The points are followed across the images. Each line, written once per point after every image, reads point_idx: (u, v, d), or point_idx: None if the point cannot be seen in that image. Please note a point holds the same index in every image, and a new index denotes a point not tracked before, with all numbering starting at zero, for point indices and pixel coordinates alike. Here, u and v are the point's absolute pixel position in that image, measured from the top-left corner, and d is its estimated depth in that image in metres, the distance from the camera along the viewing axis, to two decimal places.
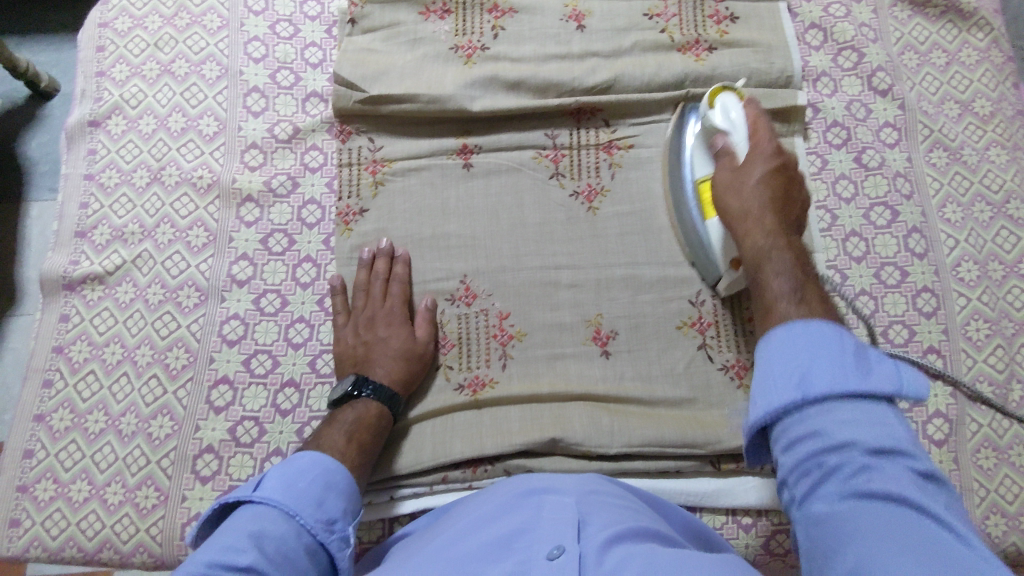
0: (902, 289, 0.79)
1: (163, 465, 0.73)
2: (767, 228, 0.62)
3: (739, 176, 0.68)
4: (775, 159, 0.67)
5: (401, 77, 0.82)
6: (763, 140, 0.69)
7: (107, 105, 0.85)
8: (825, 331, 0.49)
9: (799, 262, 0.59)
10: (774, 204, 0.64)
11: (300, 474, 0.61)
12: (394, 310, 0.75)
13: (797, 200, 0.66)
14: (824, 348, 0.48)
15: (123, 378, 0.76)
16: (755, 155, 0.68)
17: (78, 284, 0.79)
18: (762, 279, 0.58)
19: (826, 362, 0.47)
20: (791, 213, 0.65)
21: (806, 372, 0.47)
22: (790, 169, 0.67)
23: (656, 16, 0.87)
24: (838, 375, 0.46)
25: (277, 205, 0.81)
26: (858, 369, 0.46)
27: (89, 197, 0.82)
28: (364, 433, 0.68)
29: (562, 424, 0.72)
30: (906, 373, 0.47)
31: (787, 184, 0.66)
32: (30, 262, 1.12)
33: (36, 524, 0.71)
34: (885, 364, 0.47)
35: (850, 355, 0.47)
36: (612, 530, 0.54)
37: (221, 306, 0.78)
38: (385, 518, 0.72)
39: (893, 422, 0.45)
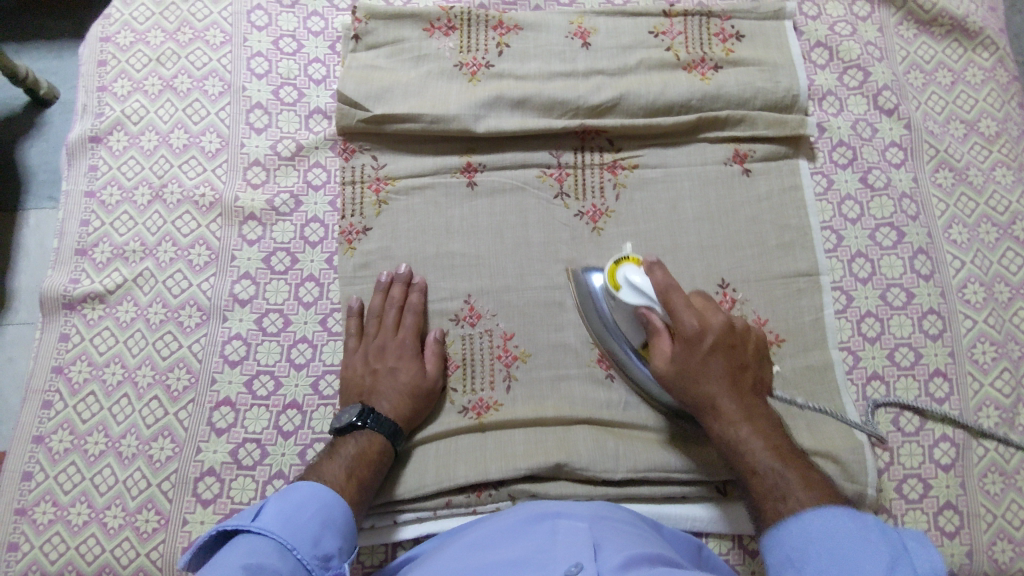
0: (908, 310, 0.79)
1: (163, 488, 0.72)
2: (729, 414, 0.64)
3: (678, 362, 0.65)
4: (706, 335, 0.65)
5: (405, 95, 0.81)
6: (684, 319, 0.65)
7: (108, 120, 0.84)
8: (836, 516, 0.51)
9: (772, 441, 0.62)
10: (727, 386, 0.65)
11: (297, 508, 0.60)
12: (405, 342, 0.74)
13: (743, 361, 0.66)
14: (833, 538, 0.50)
15: (124, 399, 0.75)
16: (682, 343, 0.65)
17: (78, 302, 0.78)
18: (742, 472, 0.61)
19: (839, 548, 0.49)
20: (747, 378, 0.66)
21: (818, 566, 0.49)
22: (729, 334, 0.66)
23: (662, 33, 0.87)
24: (845, 560, 0.48)
25: (280, 223, 0.81)
26: (870, 545, 0.48)
27: (89, 214, 0.81)
28: (366, 468, 0.67)
29: (567, 448, 0.72)
30: (921, 550, 0.47)
31: (730, 353, 0.66)
32: (24, 273, 1.11)
33: (35, 548, 0.70)
34: (894, 539, 0.48)
35: (862, 535, 0.49)
36: (626, 553, 0.54)
37: (223, 326, 0.77)
38: (388, 543, 0.71)
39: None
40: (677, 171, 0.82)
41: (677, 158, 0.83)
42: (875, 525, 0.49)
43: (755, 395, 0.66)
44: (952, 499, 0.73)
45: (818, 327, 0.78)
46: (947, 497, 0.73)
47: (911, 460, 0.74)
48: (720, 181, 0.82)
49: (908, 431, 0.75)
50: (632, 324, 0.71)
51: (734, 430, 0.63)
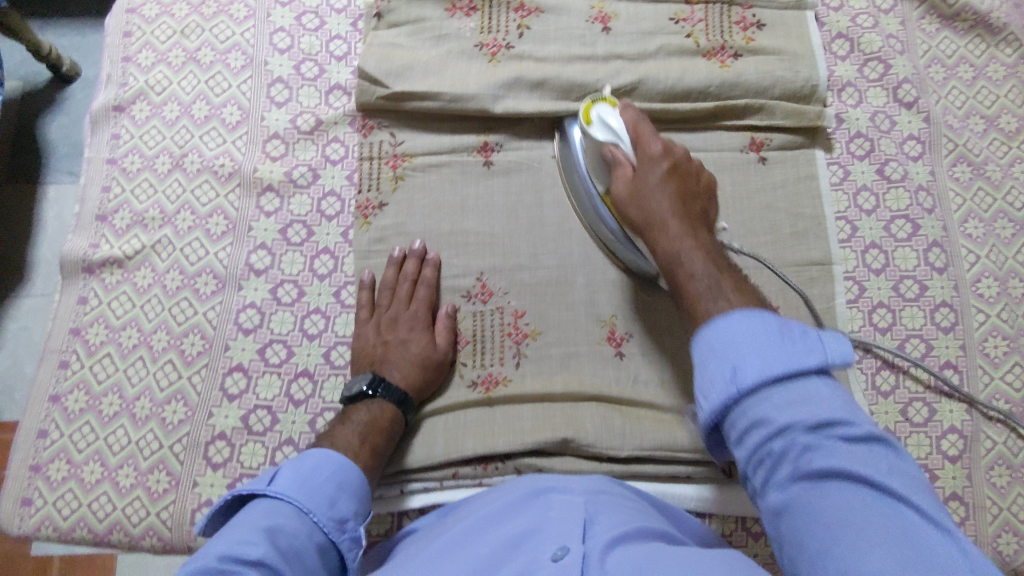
0: (920, 303, 0.79)
1: (175, 451, 0.73)
2: (676, 229, 0.65)
3: (637, 184, 0.68)
4: (665, 159, 0.68)
5: (425, 73, 0.82)
6: (650, 144, 0.70)
7: (132, 90, 0.85)
8: (756, 317, 0.50)
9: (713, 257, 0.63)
10: (676, 206, 0.66)
11: (314, 471, 0.60)
12: (417, 314, 0.75)
13: (696, 193, 0.68)
14: (754, 336, 0.49)
15: (138, 362, 0.76)
16: (645, 162, 0.69)
17: (97, 267, 0.79)
18: (680, 279, 0.62)
19: (760, 347, 0.49)
20: (694, 208, 0.67)
21: (738, 364, 0.49)
22: (682, 164, 0.69)
23: (683, 20, 0.87)
24: (768, 362, 0.48)
25: (298, 195, 0.82)
26: (790, 347, 0.48)
27: (111, 181, 0.82)
28: (379, 434, 0.68)
29: (574, 425, 0.72)
30: (830, 340, 0.49)
31: (682, 181, 0.68)
32: (42, 245, 1.13)
33: (48, 503, 0.72)
34: (808, 336, 0.49)
35: (781, 336, 0.49)
36: (619, 532, 0.53)
37: (238, 295, 0.78)
38: (394, 512, 0.72)
39: (827, 391, 0.47)
40: (693, 156, 0.83)
41: (694, 143, 0.83)
42: (791, 325, 0.50)
43: (701, 222, 0.67)
44: (958, 491, 0.73)
45: (829, 316, 0.78)
46: (953, 488, 0.73)
47: (918, 451, 0.74)
48: (736, 167, 0.82)
49: (916, 422, 0.75)
50: (599, 168, 0.75)
51: (677, 244, 0.64)
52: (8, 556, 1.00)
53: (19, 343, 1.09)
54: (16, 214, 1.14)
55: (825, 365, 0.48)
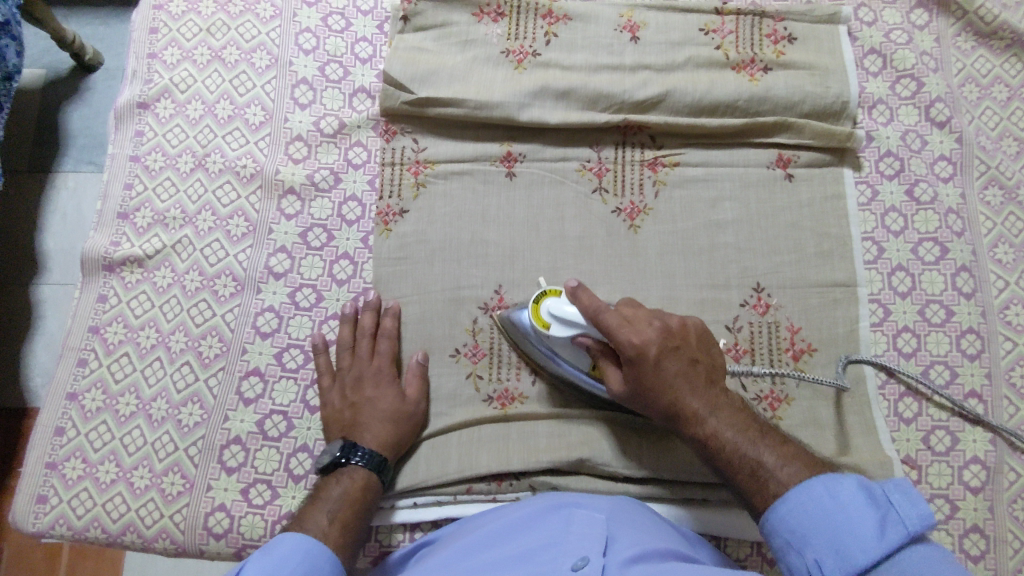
0: (946, 328, 0.77)
1: (190, 453, 0.73)
2: (699, 417, 0.60)
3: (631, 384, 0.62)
4: (649, 345, 0.61)
5: (451, 80, 0.81)
6: (623, 342, 0.61)
7: (156, 87, 0.85)
8: (819, 499, 0.52)
9: (739, 417, 0.59)
10: (686, 388, 0.61)
11: (278, 563, 0.54)
12: (381, 369, 0.73)
13: (693, 355, 0.62)
14: (824, 518, 0.51)
15: (156, 363, 0.76)
16: (629, 365, 0.62)
17: (117, 265, 0.79)
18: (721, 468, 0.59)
19: (832, 530, 0.50)
20: (703, 372, 0.62)
21: (819, 557, 0.50)
22: (667, 337, 0.62)
23: (712, 31, 0.85)
24: (847, 547, 0.49)
25: (319, 199, 0.81)
26: (865, 526, 0.50)
27: (133, 178, 0.82)
28: (350, 508, 0.64)
29: (591, 443, 0.72)
30: (901, 501, 0.51)
31: (677, 356, 0.61)
32: (58, 234, 1.13)
33: (63, 501, 0.72)
34: (877, 501, 0.51)
35: (853, 514, 0.51)
36: (644, 546, 0.54)
37: (257, 298, 0.78)
38: (407, 524, 0.72)
39: (919, 558, 0.48)
40: (719, 172, 0.81)
41: (720, 158, 0.82)
42: (860, 500, 0.51)
43: (713, 383, 0.61)
44: (979, 523, 0.72)
45: (852, 339, 0.77)
46: (974, 520, 0.72)
47: (939, 480, 0.73)
48: (762, 184, 0.81)
49: (938, 451, 0.74)
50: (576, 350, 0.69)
51: (702, 424, 0.60)
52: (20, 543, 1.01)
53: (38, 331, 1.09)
54: (35, 203, 1.14)
55: (906, 533, 0.49)
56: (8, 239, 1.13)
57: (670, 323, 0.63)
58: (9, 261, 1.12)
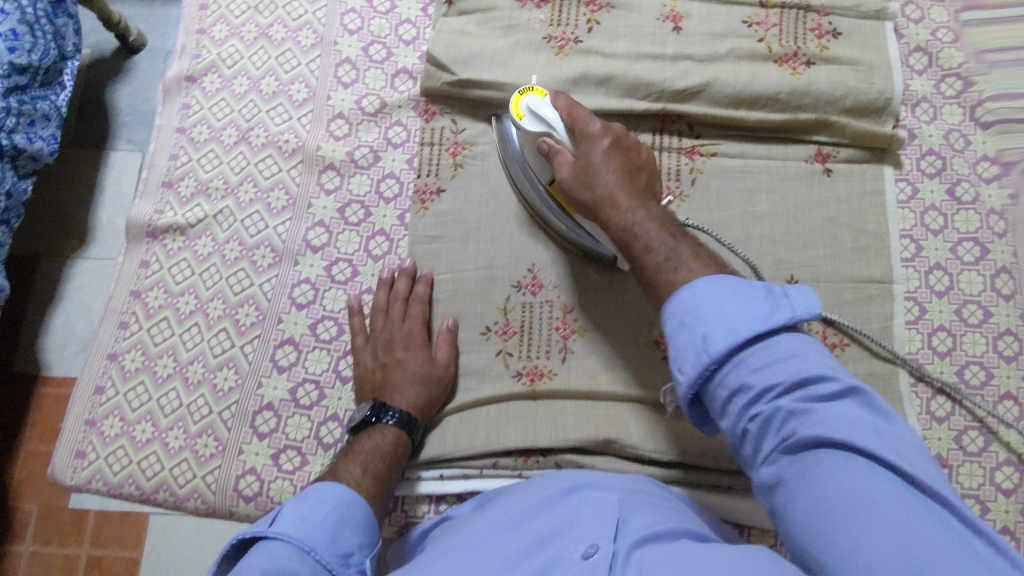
0: (984, 329, 0.76)
1: (224, 417, 0.75)
2: (625, 205, 0.62)
3: (580, 167, 0.66)
4: (605, 135, 0.66)
5: (492, 63, 0.82)
6: (587, 124, 0.68)
7: (204, 62, 0.87)
8: (716, 283, 0.50)
9: (661, 221, 0.61)
10: (623, 180, 0.64)
11: (314, 507, 0.56)
12: (412, 332, 0.74)
13: (639, 165, 0.67)
14: (721, 303, 0.48)
15: (194, 328, 0.78)
16: (585, 148, 0.67)
17: (160, 232, 0.81)
18: (636, 252, 0.59)
19: (724, 311, 0.47)
20: (642, 181, 0.66)
21: (707, 332, 0.47)
22: (622, 140, 0.67)
23: (756, 24, 0.85)
24: (735, 328, 0.46)
25: (358, 175, 0.82)
26: (756, 313, 0.47)
27: (178, 149, 0.84)
28: (380, 462, 0.66)
29: (618, 425, 0.72)
30: (796, 295, 0.48)
31: (625, 154, 0.67)
32: (106, 209, 1.05)
33: (101, 458, 0.74)
34: (775, 295, 0.48)
35: (746, 302, 0.48)
36: (656, 525, 0.49)
37: (294, 270, 0.79)
38: (433, 495, 0.73)
39: (800, 350, 0.46)
40: (756, 163, 0.81)
41: (758, 151, 0.82)
42: (757, 290, 0.48)
43: (647, 193, 0.64)
44: (1010, 525, 0.71)
45: (886, 335, 0.76)
46: (1005, 521, 0.71)
47: (971, 481, 0.72)
48: (799, 178, 0.81)
49: (970, 452, 0.73)
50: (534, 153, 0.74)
51: (624, 214, 0.62)
52: (44, 506, 0.94)
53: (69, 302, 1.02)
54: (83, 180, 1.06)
55: (792, 323, 0.47)
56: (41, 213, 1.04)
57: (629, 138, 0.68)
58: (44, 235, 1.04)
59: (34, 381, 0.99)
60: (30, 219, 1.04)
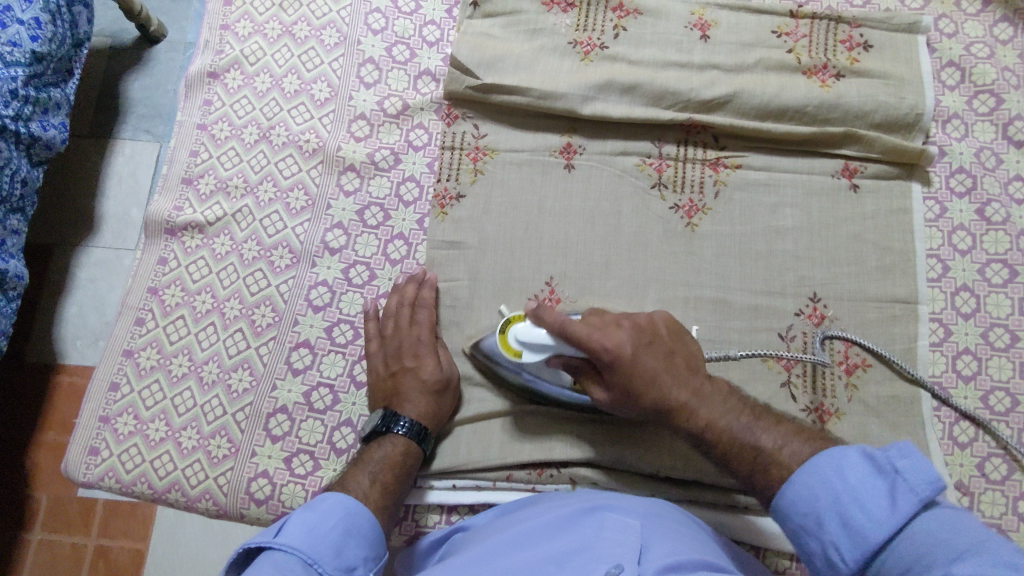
0: (1010, 354, 0.75)
1: (237, 418, 0.74)
2: (693, 405, 0.59)
3: (620, 389, 0.61)
4: (624, 347, 0.60)
5: (516, 67, 0.81)
6: (599, 344, 0.60)
7: (227, 58, 0.86)
8: (821, 473, 0.49)
9: (728, 402, 0.58)
10: (673, 378, 0.60)
11: (321, 517, 0.56)
12: (421, 339, 0.72)
13: (667, 348, 0.62)
14: (833, 493, 0.48)
15: (210, 327, 0.78)
16: (614, 367, 0.60)
17: (179, 230, 0.81)
18: (729, 453, 0.56)
19: (839, 493, 0.48)
20: (680, 362, 0.61)
21: (834, 535, 0.47)
22: (639, 335, 0.61)
23: (785, 34, 0.84)
24: (855, 519, 0.46)
25: (378, 178, 0.82)
26: (873, 497, 0.46)
27: (199, 146, 0.84)
28: (390, 473, 0.65)
29: (634, 441, 0.71)
30: (903, 460, 0.47)
31: (650, 344, 0.61)
32: (113, 200, 1.05)
33: (114, 455, 0.74)
34: (890, 468, 0.47)
35: (854, 480, 0.48)
36: (678, 557, 0.49)
37: (311, 271, 0.79)
38: (445, 505, 0.72)
39: (937, 516, 0.44)
40: (782, 177, 0.80)
41: (784, 164, 0.80)
42: (862, 467, 0.48)
43: (694, 371, 0.61)
44: None
45: (909, 357, 0.75)
46: None
47: (992, 509, 0.71)
48: (825, 193, 0.79)
49: (993, 480, 0.72)
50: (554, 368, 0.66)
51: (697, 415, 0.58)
52: (54, 497, 0.95)
53: (83, 295, 1.02)
54: (91, 168, 1.06)
55: (913, 491, 0.45)
56: (59, 203, 1.04)
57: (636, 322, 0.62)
58: (59, 227, 1.03)
59: (47, 372, 0.99)
60: (47, 210, 1.04)
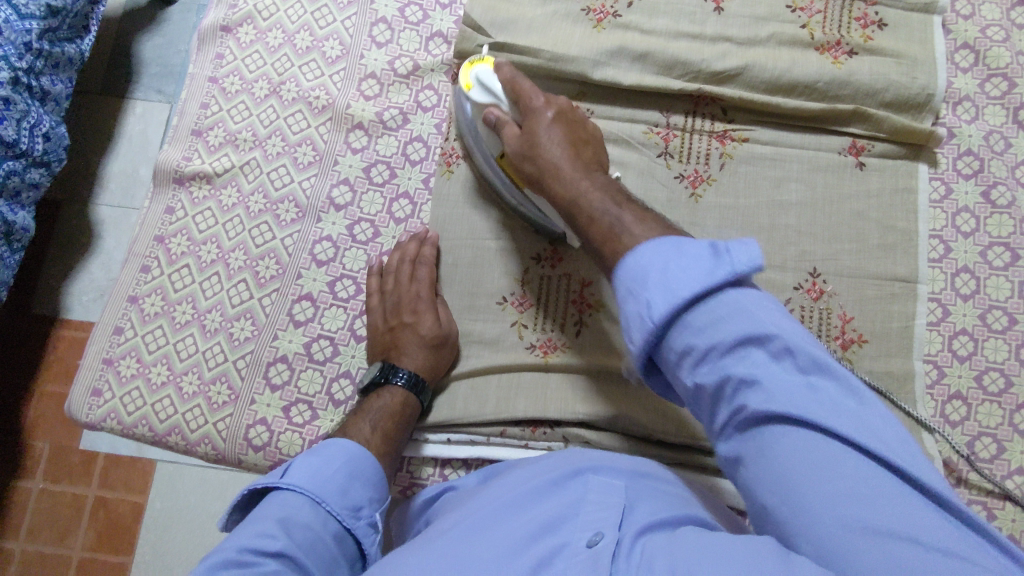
0: (1007, 336, 0.75)
1: (238, 366, 0.76)
2: (568, 175, 0.62)
3: (522, 138, 0.67)
4: (548, 108, 0.67)
5: (529, 30, 0.82)
6: (531, 97, 0.68)
7: (240, 13, 0.87)
8: (658, 250, 0.47)
9: (607, 186, 0.60)
10: (568, 147, 0.65)
11: (325, 462, 0.57)
12: (421, 295, 0.73)
13: (585, 138, 0.67)
14: (664, 266, 0.46)
15: (214, 277, 0.79)
16: (530, 117, 0.67)
17: (187, 180, 0.82)
18: (583, 220, 0.59)
19: (669, 276, 0.45)
20: (586, 152, 0.65)
21: (650, 299, 0.46)
22: (568, 113, 0.68)
23: (800, 9, 0.83)
24: (679, 293, 0.45)
25: (385, 136, 0.82)
26: (701, 276, 0.45)
27: (210, 98, 0.84)
28: (389, 421, 0.67)
29: (627, 402, 0.72)
30: (740, 248, 0.46)
31: (569, 125, 0.67)
32: (123, 156, 1.04)
33: (116, 397, 0.76)
34: (723, 254, 0.45)
35: (688, 260, 0.46)
36: (660, 514, 0.49)
37: (317, 226, 0.80)
38: (439, 459, 0.73)
39: (751, 307, 0.44)
40: (788, 152, 0.80)
41: (791, 140, 0.80)
42: (697, 248, 0.46)
43: (593, 163, 0.64)
44: (1015, 534, 0.70)
45: (906, 335, 0.75)
46: (1011, 530, 0.70)
47: (979, 486, 0.72)
48: (831, 170, 0.79)
49: (981, 458, 0.72)
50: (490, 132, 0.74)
51: (566, 181, 0.62)
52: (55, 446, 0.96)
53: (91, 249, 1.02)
54: (104, 126, 1.05)
55: (734, 277, 0.45)
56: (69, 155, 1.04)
57: (575, 111, 0.69)
58: (67, 176, 1.02)
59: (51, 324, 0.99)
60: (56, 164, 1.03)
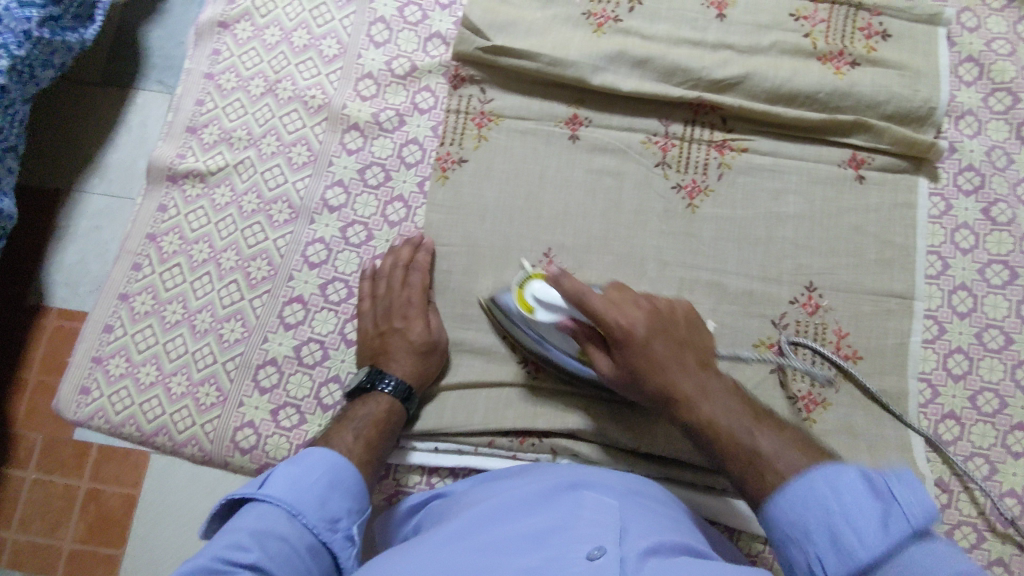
0: (1003, 356, 0.75)
1: (227, 368, 0.75)
2: (696, 403, 0.56)
3: (620, 366, 0.60)
4: (635, 326, 0.58)
5: (528, 33, 0.80)
6: (610, 319, 0.59)
7: (238, 9, 0.86)
8: (815, 488, 0.46)
9: (737, 402, 0.55)
10: (679, 367, 0.58)
11: (305, 471, 0.57)
12: (411, 301, 0.73)
13: (682, 340, 0.59)
14: (822, 512, 0.45)
15: (205, 277, 0.78)
16: (619, 342, 0.59)
17: (180, 177, 0.81)
18: (728, 450, 0.53)
19: (827, 519, 0.44)
20: (693, 359, 0.58)
21: (818, 552, 0.44)
22: (656, 316, 0.60)
23: (804, 18, 0.82)
24: (845, 549, 0.43)
25: (381, 138, 0.81)
26: (867, 521, 0.43)
27: (205, 95, 0.84)
28: (374, 430, 0.66)
29: (617, 417, 0.71)
30: (903, 488, 0.44)
31: (665, 335, 0.59)
32: (121, 149, 0.99)
33: (104, 396, 0.75)
34: (888, 494, 0.44)
35: (850, 505, 0.44)
36: (654, 537, 0.49)
37: (309, 228, 0.79)
38: (427, 467, 0.73)
39: (933, 555, 0.41)
40: (788, 164, 0.79)
41: (791, 151, 0.79)
42: (854, 486, 0.44)
43: (706, 368, 0.58)
44: (1004, 557, 0.70)
45: (901, 353, 0.74)
46: (1000, 553, 0.70)
47: (969, 508, 0.71)
48: (831, 182, 0.78)
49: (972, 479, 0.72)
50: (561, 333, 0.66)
51: (697, 411, 0.56)
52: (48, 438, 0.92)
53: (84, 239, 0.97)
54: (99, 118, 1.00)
55: (907, 525, 0.42)
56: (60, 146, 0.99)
57: (658, 303, 0.61)
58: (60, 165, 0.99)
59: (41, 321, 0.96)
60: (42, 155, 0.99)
